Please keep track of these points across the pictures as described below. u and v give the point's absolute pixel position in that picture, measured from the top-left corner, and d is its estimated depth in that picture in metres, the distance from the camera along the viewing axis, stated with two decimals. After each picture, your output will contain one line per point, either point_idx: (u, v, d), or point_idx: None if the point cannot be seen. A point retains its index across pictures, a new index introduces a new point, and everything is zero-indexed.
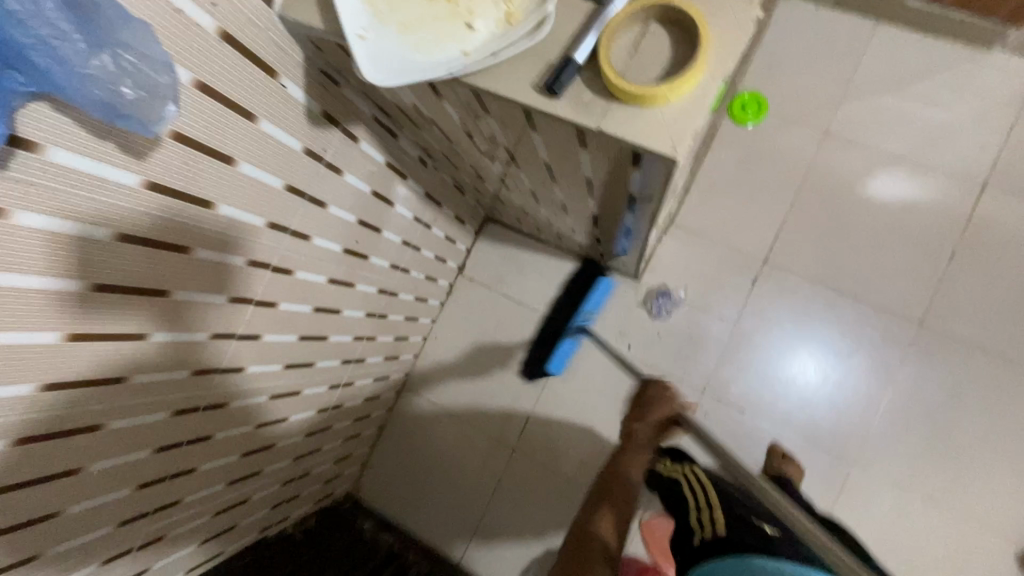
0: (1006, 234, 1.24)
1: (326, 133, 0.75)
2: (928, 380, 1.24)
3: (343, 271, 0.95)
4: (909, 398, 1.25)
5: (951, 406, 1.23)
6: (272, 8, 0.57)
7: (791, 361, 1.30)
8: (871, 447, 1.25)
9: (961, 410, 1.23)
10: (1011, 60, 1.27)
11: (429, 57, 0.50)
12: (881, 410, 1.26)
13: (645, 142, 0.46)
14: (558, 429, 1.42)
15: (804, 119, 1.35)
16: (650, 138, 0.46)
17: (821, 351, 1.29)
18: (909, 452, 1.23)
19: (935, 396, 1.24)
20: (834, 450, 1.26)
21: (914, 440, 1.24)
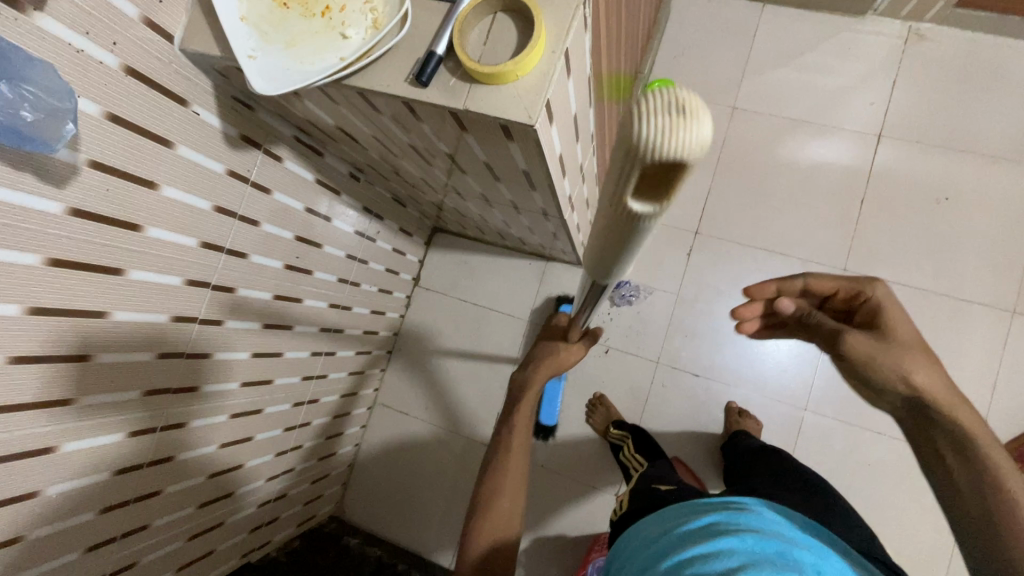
0: (908, 178, 1.35)
1: (248, 155, 0.81)
2: None
3: (287, 286, 1.00)
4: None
5: None
6: (172, 43, 0.63)
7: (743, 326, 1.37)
8: (819, 391, 1.32)
9: None
10: (885, 24, 1.40)
11: (312, 65, 0.57)
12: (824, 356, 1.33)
13: (506, 114, 0.53)
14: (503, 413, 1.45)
15: (712, 99, 1.46)
16: (509, 111, 0.53)
17: None
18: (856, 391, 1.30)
19: None
20: (784, 400, 1.33)
21: None
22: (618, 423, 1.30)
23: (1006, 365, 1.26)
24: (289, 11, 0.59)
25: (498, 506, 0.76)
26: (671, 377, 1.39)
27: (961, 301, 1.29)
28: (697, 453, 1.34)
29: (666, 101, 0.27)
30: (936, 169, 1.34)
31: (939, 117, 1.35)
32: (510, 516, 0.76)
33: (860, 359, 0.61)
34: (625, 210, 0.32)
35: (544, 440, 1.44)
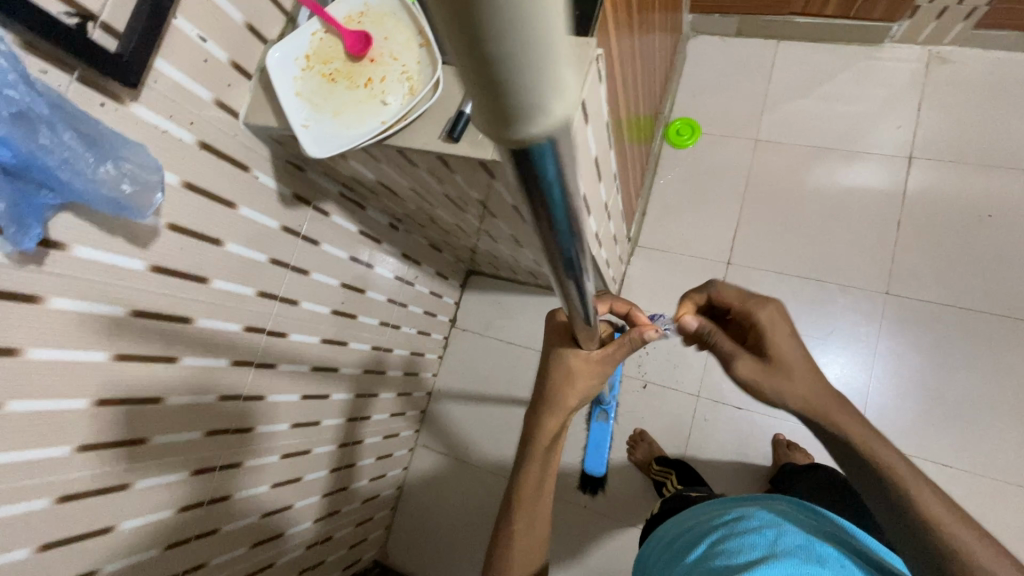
0: (944, 197, 1.32)
1: (300, 211, 0.89)
2: (908, 347, 1.27)
3: (333, 330, 1.07)
4: (897, 367, 1.27)
5: (938, 366, 1.25)
6: (238, 118, 0.72)
7: None
8: (875, 419, 1.24)
9: (951, 368, 1.24)
10: (904, 49, 1.41)
11: (356, 128, 0.64)
12: (876, 384, 1.27)
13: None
14: None
15: (734, 133, 1.49)
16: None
17: (815, 342, 1.31)
18: (914, 420, 1.23)
19: (919, 360, 1.26)
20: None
21: (913, 406, 1.24)
22: (661, 460, 1.28)
23: None
24: (336, 84, 0.67)
25: (513, 530, 0.76)
26: (713, 410, 1.36)
27: (1017, 321, 1.23)
28: (745, 490, 1.29)
29: None
30: (974, 187, 1.31)
31: (971, 135, 1.33)
32: (537, 547, 0.78)
33: (748, 385, 0.67)
34: None
35: (593, 494, 1.39)
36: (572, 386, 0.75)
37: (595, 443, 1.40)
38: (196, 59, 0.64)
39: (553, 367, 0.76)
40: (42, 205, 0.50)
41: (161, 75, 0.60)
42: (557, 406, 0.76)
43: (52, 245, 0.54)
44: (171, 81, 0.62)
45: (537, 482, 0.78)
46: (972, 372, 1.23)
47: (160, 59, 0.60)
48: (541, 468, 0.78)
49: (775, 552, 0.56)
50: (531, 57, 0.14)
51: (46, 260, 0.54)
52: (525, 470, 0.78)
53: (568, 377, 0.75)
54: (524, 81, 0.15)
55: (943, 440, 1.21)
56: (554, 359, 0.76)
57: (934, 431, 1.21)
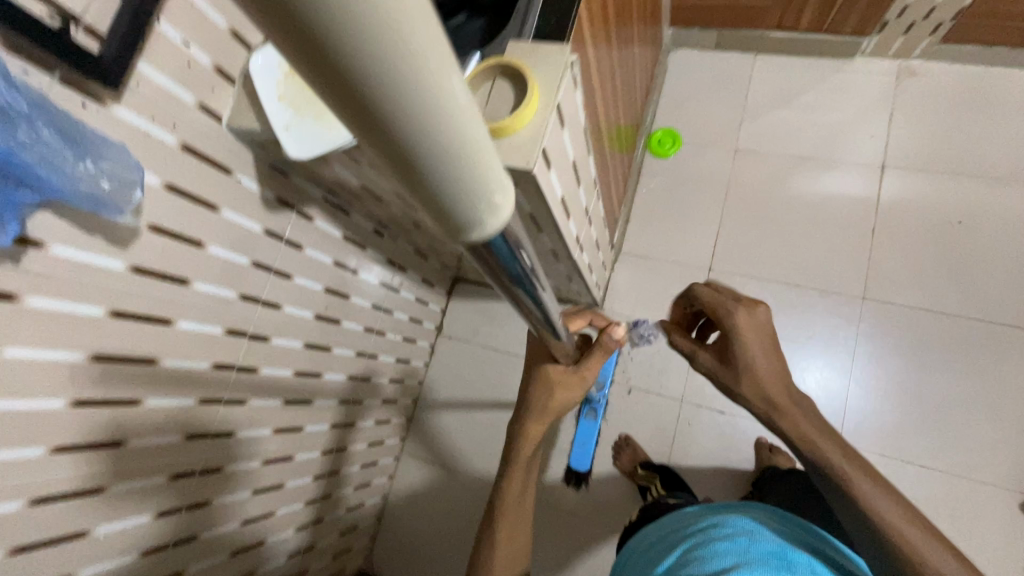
0: (917, 205, 1.36)
1: (283, 215, 0.90)
2: (885, 351, 1.30)
3: (317, 335, 1.07)
4: (875, 370, 1.29)
5: (915, 369, 1.27)
6: (222, 122, 0.73)
7: None
8: (855, 422, 1.26)
9: (927, 370, 1.27)
10: (875, 62, 1.46)
11: (338, 131, 0.66)
12: (856, 388, 1.29)
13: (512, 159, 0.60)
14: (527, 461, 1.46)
15: (714, 142, 1.53)
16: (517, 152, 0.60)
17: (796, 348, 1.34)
18: (892, 422, 1.25)
19: (896, 363, 1.28)
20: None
21: (891, 409, 1.26)
22: (646, 464, 1.29)
23: None
24: None
25: (493, 540, 0.76)
26: (697, 414, 1.37)
27: (989, 324, 1.26)
28: (729, 494, 1.30)
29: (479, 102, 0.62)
30: (944, 195, 1.35)
31: (942, 144, 1.38)
32: (518, 554, 0.78)
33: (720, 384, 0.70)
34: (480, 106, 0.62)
35: (578, 487, 1.40)
36: (552, 399, 0.75)
37: (582, 439, 1.41)
38: (180, 63, 0.65)
39: (535, 382, 0.77)
40: (20, 203, 0.51)
41: (144, 78, 0.61)
42: (537, 419, 0.77)
43: (30, 244, 0.55)
44: (154, 84, 0.63)
45: (517, 495, 0.78)
46: (948, 374, 1.26)
47: (144, 62, 0.61)
48: (521, 480, 0.78)
49: (747, 557, 0.56)
50: (457, 172, 0.26)
51: (23, 258, 0.55)
52: (505, 482, 0.78)
53: (548, 390, 0.75)
54: (460, 188, 0.27)
55: (920, 442, 1.23)
56: (535, 373, 0.78)
57: (912, 433, 1.24)
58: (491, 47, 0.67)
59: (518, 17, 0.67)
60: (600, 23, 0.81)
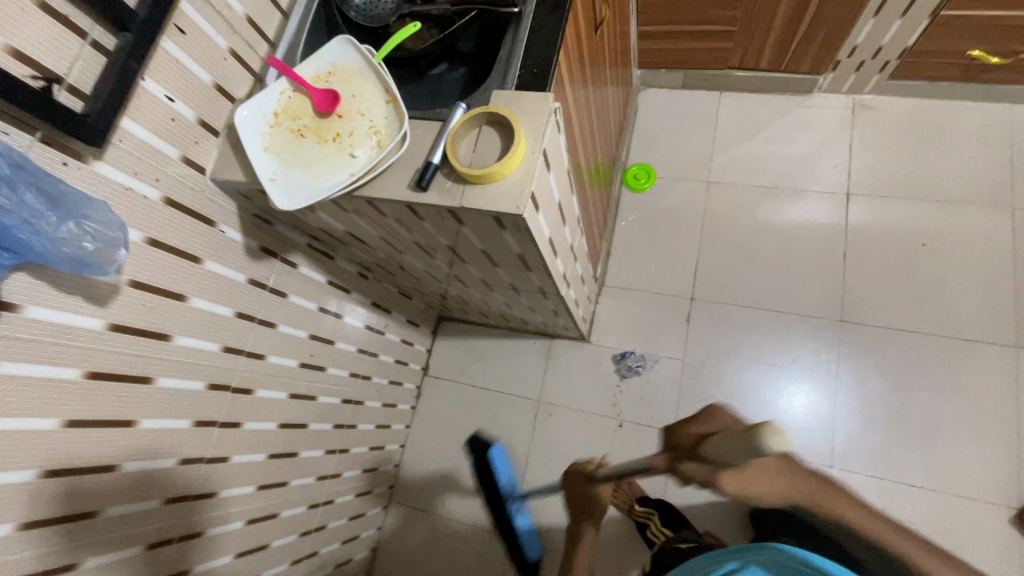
0: (883, 229, 1.42)
1: (267, 264, 0.88)
2: (865, 371, 1.33)
3: (302, 384, 1.04)
4: (859, 391, 1.32)
5: (897, 388, 1.30)
6: (205, 174, 0.73)
7: (778, 394, 1.36)
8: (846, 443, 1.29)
9: (910, 389, 1.29)
10: (833, 97, 1.55)
11: (325, 181, 0.66)
12: (845, 410, 1.31)
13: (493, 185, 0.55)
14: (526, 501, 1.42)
15: (687, 176, 1.58)
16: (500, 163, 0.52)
17: (785, 374, 1.37)
18: (881, 441, 1.27)
19: (879, 383, 1.31)
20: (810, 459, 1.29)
21: (879, 429, 1.28)
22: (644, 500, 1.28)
23: None
24: (304, 139, 0.68)
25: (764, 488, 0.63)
26: None
27: (962, 341, 1.30)
28: (726, 525, 1.29)
29: (467, 153, 0.63)
30: (908, 220, 1.41)
31: (900, 172, 1.45)
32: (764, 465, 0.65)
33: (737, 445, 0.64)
34: (468, 158, 0.63)
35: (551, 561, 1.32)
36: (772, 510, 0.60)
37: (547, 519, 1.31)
38: (164, 118, 0.65)
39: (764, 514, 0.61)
40: None
41: (126, 134, 0.61)
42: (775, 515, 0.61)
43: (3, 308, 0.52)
44: (137, 140, 0.62)
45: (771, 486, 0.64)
46: (927, 392, 1.28)
47: (127, 119, 0.61)
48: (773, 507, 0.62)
49: None
50: None
51: None
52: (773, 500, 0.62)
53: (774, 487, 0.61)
54: None
55: (906, 461, 1.24)
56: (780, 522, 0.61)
57: (899, 452, 1.25)
58: (475, 95, 0.68)
59: (500, 69, 0.70)
60: (577, 70, 0.84)
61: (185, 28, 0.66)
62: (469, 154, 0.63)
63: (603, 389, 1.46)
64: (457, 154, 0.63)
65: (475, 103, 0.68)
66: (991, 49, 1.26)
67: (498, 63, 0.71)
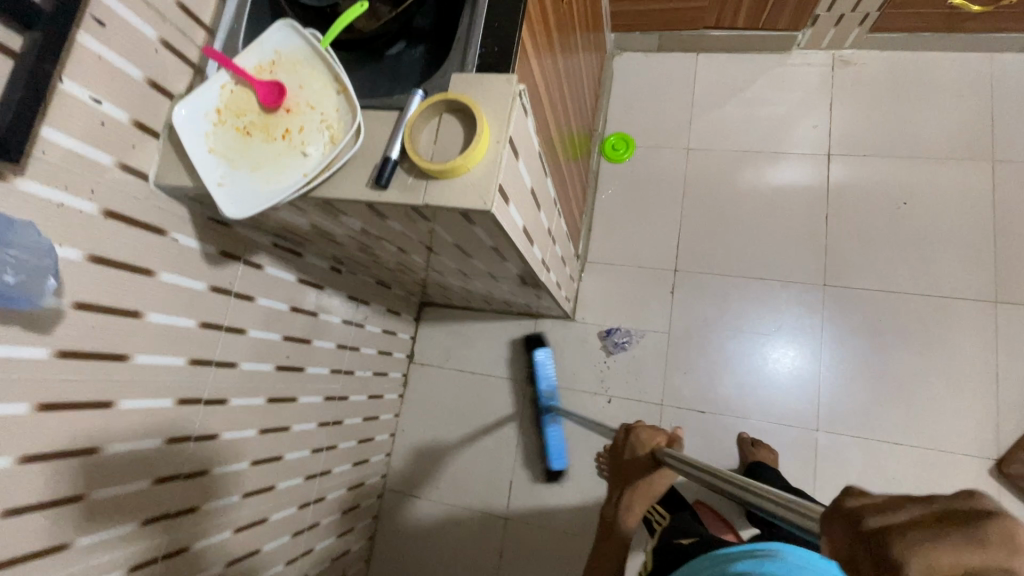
0: (865, 189, 1.40)
1: (229, 268, 0.84)
2: (846, 333, 1.33)
3: (280, 388, 1.00)
4: (840, 352, 1.33)
5: (878, 346, 1.31)
6: (148, 180, 0.67)
7: (762, 360, 1.36)
8: (831, 402, 1.30)
9: (891, 345, 1.30)
10: (812, 54, 1.50)
11: (277, 183, 0.61)
12: (827, 371, 1.32)
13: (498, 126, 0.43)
14: (520, 482, 1.43)
15: (666, 144, 1.54)
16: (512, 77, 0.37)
17: (767, 340, 1.37)
18: (865, 399, 1.29)
19: (860, 342, 1.32)
20: (796, 423, 1.31)
21: (863, 386, 1.30)
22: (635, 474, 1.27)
23: (1007, 358, 1.24)
24: (251, 137, 0.63)
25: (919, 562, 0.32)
26: (679, 416, 1.37)
27: (942, 298, 1.30)
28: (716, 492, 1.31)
29: (428, 146, 0.59)
30: (890, 177, 1.39)
31: (882, 128, 1.42)
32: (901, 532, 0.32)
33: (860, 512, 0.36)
34: (430, 152, 0.59)
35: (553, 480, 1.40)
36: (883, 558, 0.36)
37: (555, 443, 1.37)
38: (92, 122, 0.59)
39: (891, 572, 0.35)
40: None
41: (50, 144, 0.55)
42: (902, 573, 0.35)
43: None
44: (62, 149, 0.57)
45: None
46: (908, 350, 1.29)
47: (48, 128, 0.55)
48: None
49: None
50: None
51: None
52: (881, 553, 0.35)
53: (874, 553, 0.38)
54: None
55: (889, 419, 1.26)
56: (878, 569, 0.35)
57: (882, 411, 1.27)
58: (433, 79, 0.63)
59: (459, 48, 0.64)
60: (543, 44, 0.79)
61: (103, 19, 0.59)
62: (430, 147, 0.59)
63: (590, 365, 1.45)
64: (417, 148, 0.58)
65: (434, 89, 0.62)
66: None
67: (457, 42, 0.65)
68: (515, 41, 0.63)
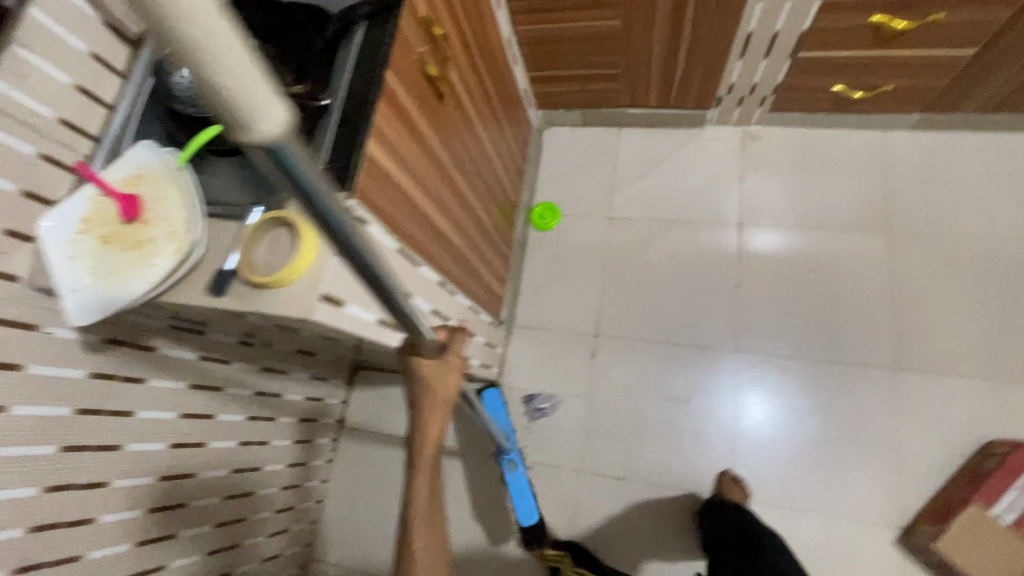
0: (772, 258, 1.46)
1: (115, 354, 0.87)
2: (812, 382, 1.34)
3: (176, 465, 1.02)
4: (807, 399, 1.33)
5: (842, 396, 1.31)
6: (18, 281, 0.72)
7: (733, 404, 1.37)
8: (794, 451, 1.30)
9: (856, 395, 1.30)
10: (724, 130, 1.59)
11: (124, 290, 0.65)
12: (795, 417, 1.32)
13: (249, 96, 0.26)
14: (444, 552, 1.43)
15: (588, 213, 1.61)
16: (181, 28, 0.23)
17: (739, 383, 1.38)
18: (828, 450, 1.29)
19: (825, 391, 1.33)
20: (756, 472, 1.31)
21: (826, 437, 1.30)
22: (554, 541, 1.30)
23: (908, 426, 1.27)
24: (108, 247, 0.68)
25: None
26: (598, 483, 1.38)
27: (846, 365, 1.34)
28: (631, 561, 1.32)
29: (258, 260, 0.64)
30: (796, 248, 1.45)
31: (788, 201, 1.49)
32: None
33: None
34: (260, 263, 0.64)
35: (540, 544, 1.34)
36: None
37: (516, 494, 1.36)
38: None
39: None
40: None
41: None
42: None
43: None
44: None
45: None
46: (817, 417, 1.32)
47: None
48: None
49: None
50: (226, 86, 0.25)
51: None
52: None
53: None
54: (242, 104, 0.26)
55: (849, 473, 1.26)
56: None
57: (793, 478, 1.29)
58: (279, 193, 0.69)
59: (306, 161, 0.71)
60: (413, 145, 0.85)
61: None
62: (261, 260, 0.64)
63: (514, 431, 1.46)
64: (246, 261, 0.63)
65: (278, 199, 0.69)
66: (852, 84, 1.31)
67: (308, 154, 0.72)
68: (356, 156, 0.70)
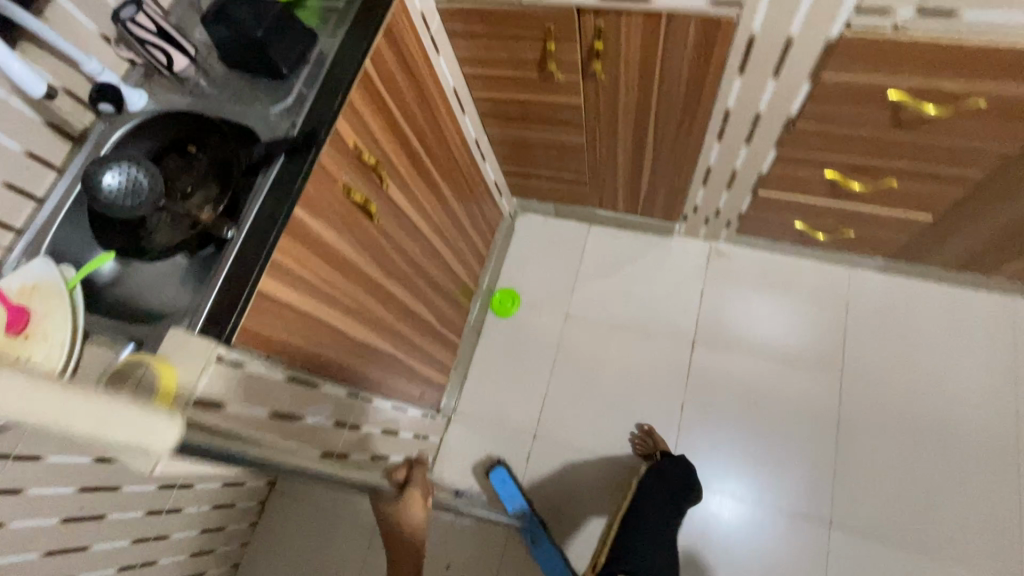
0: (722, 383, 1.43)
1: (10, 432, 0.84)
2: (788, 467, 1.33)
3: (63, 540, 1.00)
4: (781, 485, 1.33)
5: (816, 486, 1.31)
6: None
7: (709, 478, 1.36)
8: (764, 535, 1.30)
9: (829, 488, 1.31)
10: (692, 242, 1.58)
11: None
12: (769, 501, 1.32)
13: (152, 441, 0.38)
14: None
15: (547, 306, 1.61)
16: (104, 436, 0.36)
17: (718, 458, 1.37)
18: (797, 539, 1.28)
19: (800, 480, 1.32)
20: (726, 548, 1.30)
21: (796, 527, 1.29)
22: None
23: None
24: None
25: None
26: None
27: (778, 509, 1.31)
28: None
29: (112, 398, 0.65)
30: (746, 376, 1.42)
31: (745, 324, 1.47)
32: None
33: None
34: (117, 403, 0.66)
35: None
36: None
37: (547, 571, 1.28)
38: None
39: None
40: None
41: None
42: None
43: None
44: None
45: None
46: (744, 561, 1.28)
47: None
48: None
49: None
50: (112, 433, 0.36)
51: None
52: None
53: None
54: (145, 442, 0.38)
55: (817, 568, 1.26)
56: None
57: None
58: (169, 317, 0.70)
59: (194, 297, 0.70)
60: (324, 267, 0.85)
61: None
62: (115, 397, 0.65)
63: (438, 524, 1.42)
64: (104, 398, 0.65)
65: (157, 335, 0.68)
66: (814, 224, 1.29)
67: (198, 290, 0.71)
68: (244, 294, 0.70)
